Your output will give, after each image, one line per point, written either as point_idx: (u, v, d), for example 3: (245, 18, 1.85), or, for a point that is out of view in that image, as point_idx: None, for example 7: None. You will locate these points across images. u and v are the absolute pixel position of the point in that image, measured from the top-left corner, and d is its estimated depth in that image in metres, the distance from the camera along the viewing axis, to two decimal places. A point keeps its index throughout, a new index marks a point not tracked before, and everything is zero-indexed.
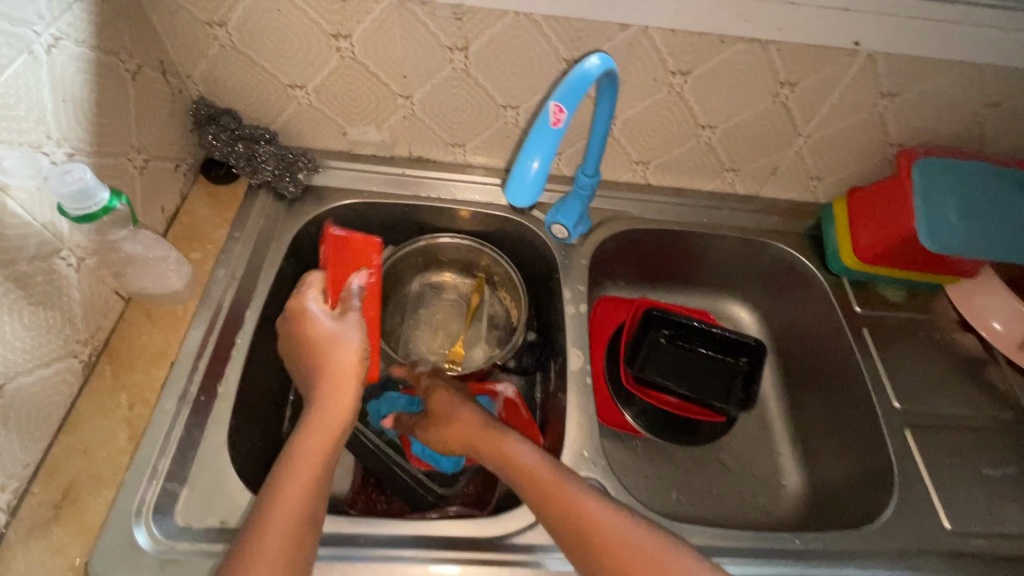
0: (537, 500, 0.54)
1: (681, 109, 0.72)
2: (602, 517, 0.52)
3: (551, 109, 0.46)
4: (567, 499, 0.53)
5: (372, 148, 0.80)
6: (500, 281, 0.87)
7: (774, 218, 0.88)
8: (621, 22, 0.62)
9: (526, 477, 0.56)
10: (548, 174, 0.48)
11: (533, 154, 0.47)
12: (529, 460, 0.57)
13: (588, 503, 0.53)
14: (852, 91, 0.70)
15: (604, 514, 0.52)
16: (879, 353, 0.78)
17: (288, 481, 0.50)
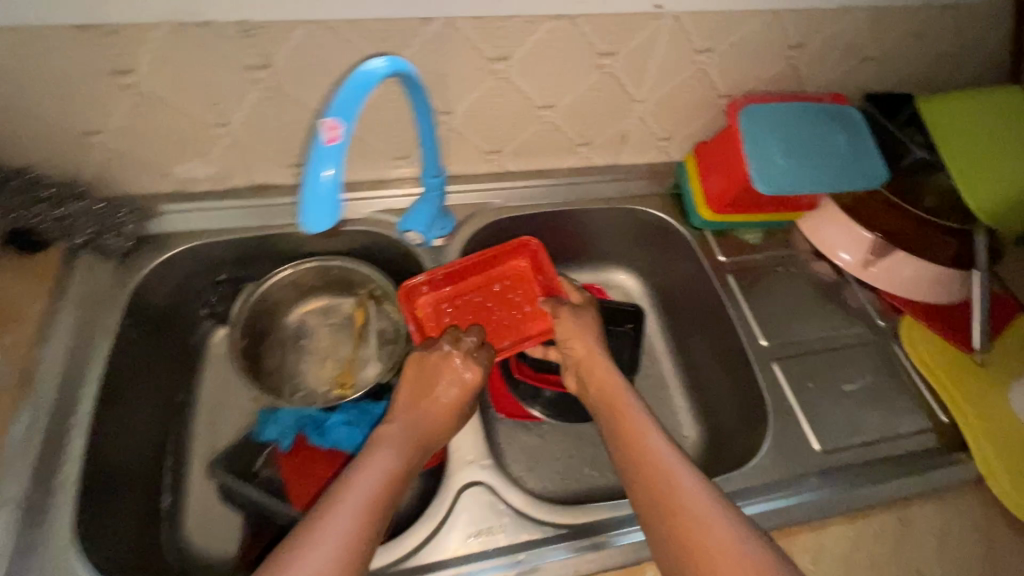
0: (651, 479, 0.55)
1: (514, 93, 0.72)
2: (664, 447, 0.57)
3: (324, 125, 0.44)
4: (630, 425, 0.60)
5: (206, 184, 0.75)
6: (382, 296, 0.84)
7: (636, 184, 0.90)
8: (421, 16, 0.60)
9: (657, 453, 0.57)
10: (342, 185, 0.45)
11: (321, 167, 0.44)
12: (657, 439, 0.58)
13: (652, 437, 0.59)
14: (670, 52, 0.72)
15: (669, 454, 0.57)
16: (744, 296, 0.82)
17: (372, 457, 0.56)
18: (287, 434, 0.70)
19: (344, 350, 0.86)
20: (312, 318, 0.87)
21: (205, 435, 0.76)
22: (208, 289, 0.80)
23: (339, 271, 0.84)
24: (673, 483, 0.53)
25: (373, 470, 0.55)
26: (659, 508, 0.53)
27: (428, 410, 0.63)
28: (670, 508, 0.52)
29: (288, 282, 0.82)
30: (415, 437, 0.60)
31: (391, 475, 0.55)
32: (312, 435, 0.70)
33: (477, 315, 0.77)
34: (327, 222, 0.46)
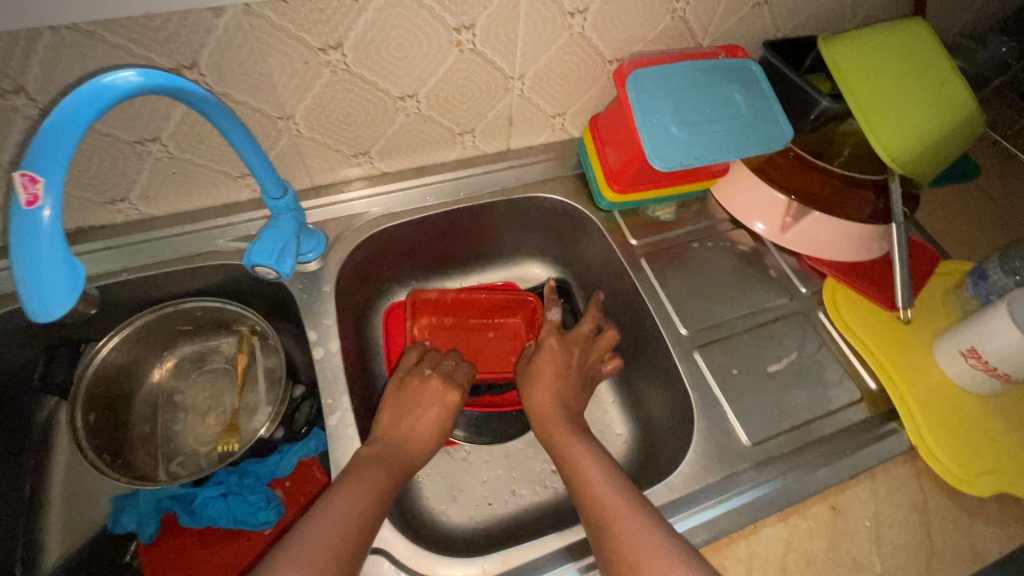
0: (598, 512, 0.52)
1: (362, 86, 0.61)
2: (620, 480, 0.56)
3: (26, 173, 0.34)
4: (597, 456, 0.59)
5: (6, 237, 0.62)
6: (262, 332, 0.74)
7: (534, 169, 0.80)
8: (208, 6, 0.48)
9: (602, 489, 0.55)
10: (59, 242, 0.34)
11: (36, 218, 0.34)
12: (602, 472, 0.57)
13: (594, 468, 0.57)
14: (538, 18, 0.62)
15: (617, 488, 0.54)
16: (659, 280, 0.75)
17: (360, 480, 0.55)
18: (151, 521, 0.61)
19: (229, 400, 0.75)
20: (188, 367, 0.76)
21: (65, 525, 0.66)
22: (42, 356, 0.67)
23: (205, 313, 0.73)
24: (614, 508, 0.52)
25: (328, 512, 0.50)
26: (605, 529, 0.51)
27: (410, 431, 0.63)
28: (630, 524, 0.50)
29: (146, 333, 0.71)
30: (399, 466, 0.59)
31: (365, 504, 0.52)
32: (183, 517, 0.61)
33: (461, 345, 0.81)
34: (65, 293, 0.35)
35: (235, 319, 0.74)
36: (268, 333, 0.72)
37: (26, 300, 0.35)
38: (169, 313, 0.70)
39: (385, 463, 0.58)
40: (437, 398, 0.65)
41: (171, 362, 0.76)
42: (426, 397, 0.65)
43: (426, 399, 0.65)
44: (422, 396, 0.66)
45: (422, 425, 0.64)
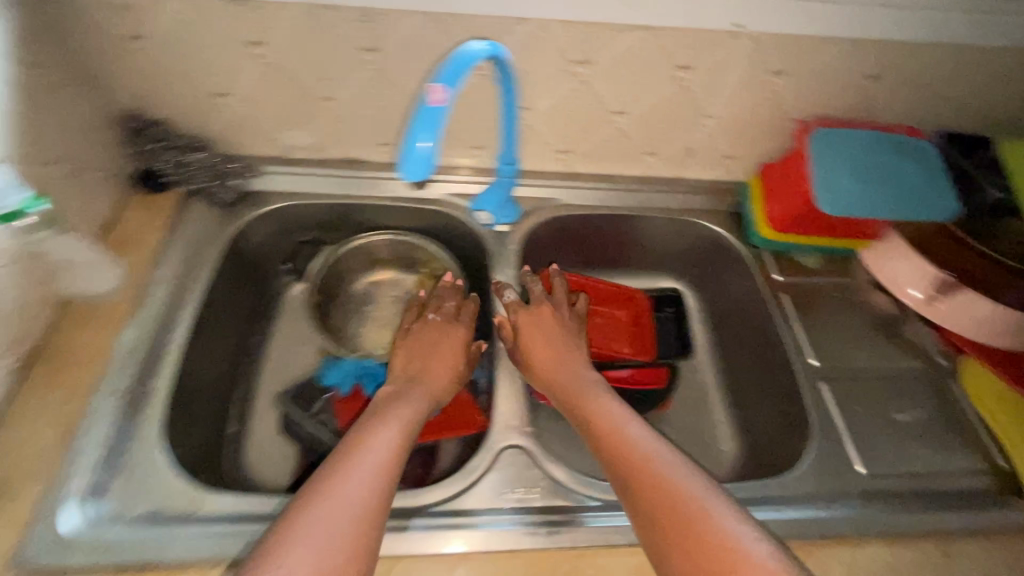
0: (619, 461, 0.55)
1: (592, 97, 0.77)
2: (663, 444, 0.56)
3: (433, 89, 0.49)
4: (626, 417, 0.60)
5: (304, 152, 0.84)
6: (442, 274, 0.89)
7: (696, 198, 0.92)
8: (516, 16, 0.67)
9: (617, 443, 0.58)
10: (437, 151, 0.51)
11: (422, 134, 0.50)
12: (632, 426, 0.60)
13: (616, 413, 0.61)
14: (745, 71, 0.75)
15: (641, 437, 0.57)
16: (797, 315, 0.82)
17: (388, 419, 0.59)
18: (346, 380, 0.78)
19: (401, 322, 0.90)
20: (376, 289, 0.93)
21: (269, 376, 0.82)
22: (293, 247, 0.87)
23: (406, 247, 0.89)
24: (640, 458, 0.54)
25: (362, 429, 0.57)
26: (642, 494, 0.52)
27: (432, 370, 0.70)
28: (667, 500, 0.50)
29: (360, 252, 0.89)
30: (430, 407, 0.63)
31: None
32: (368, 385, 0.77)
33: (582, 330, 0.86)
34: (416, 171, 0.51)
35: (425, 259, 0.90)
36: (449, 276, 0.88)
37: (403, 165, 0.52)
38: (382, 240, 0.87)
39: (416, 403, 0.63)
40: (458, 341, 0.75)
41: (365, 282, 0.93)
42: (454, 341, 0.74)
43: (448, 340, 0.74)
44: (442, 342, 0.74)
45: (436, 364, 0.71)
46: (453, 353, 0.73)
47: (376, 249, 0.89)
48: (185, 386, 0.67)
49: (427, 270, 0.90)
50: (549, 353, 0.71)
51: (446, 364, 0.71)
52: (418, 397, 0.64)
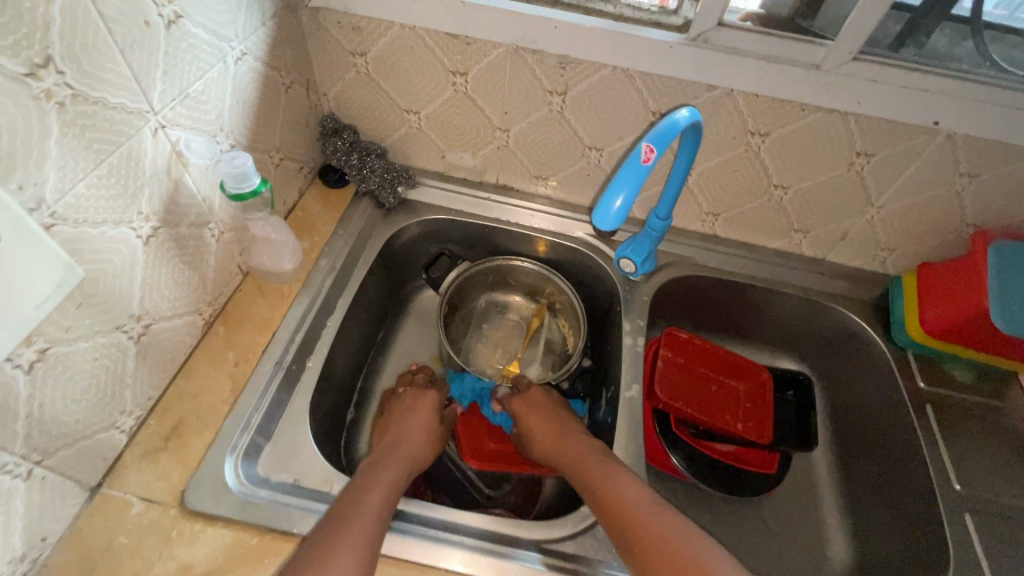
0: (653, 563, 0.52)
1: (757, 167, 0.77)
2: (681, 529, 0.54)
3: (643, 148, 0.54)
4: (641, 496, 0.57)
5: (464, 172, 0.89)
6: (561, 308, 0.91)
7: (838, 283, 0.89)
8: (709, 83, 0.68)
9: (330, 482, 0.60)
10: (629, 209, 0.56)
11: (618, 192, 0.56)
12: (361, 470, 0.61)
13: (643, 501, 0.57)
14: (929, 168, 0.72)
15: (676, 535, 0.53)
16: (942, 432, 0.76)
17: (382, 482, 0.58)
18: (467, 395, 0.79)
19: (514, 347, 0.91)
20: (494, 310, 0.94)
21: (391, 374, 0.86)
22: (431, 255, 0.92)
23: (533, 277, 0.91)
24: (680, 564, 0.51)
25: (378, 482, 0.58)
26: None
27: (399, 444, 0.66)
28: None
29: (489, 272, 0.91)
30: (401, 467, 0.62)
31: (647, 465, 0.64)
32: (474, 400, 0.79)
33: (695, 394, 0.84)
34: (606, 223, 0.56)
35: (548, 292, 0.92)
36: (574, 317, 0.89)
37: (594, 218, 0.57)
38: (515, 266, 0.90)
39: (394, 467, 0.62)
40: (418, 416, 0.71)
41: (483, 302, 0.95)
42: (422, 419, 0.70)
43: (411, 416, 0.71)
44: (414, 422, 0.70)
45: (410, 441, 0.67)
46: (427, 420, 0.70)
47: (505, 274, 0.92)
48: (329, 369, 0.72)
49: (546, 303, 0.92)
50: (546, 433, 0.69)
51: (415, 436, 0.68)
52: (397, 459, 0.63)
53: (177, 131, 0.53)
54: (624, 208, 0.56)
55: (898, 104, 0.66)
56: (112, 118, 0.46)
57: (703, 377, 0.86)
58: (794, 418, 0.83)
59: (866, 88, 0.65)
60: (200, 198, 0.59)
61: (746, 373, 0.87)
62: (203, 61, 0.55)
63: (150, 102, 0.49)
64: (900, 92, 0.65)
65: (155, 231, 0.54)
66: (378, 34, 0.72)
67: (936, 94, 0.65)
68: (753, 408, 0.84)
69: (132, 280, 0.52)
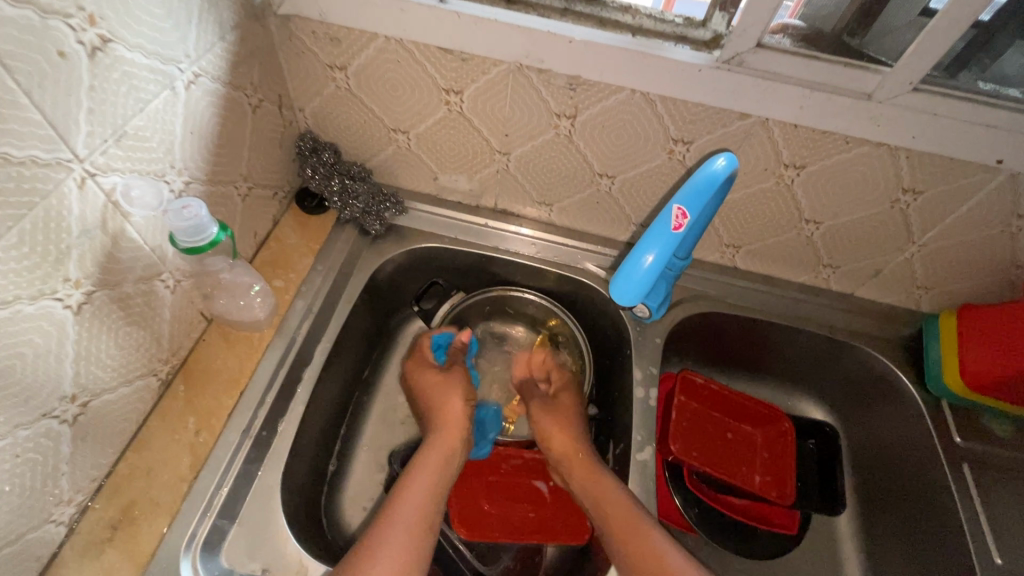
0: None
1: (787, 200, 0.69)
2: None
3: (671, 215, 0.48)
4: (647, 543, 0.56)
5: (458, 195, 0.80)
6: (564, 341, 0.83)
7: (868, 322, 0.81)
8: (740, 111, 0.59)
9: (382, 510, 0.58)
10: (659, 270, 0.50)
11: (649, 249, 0.50)
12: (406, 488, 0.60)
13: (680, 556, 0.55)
14: (985, 207, 0.64)
15: None
16: (982, 496, 0.69)
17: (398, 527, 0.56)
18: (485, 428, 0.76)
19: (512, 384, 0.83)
20: (491, 343, 0.86)
21: (375, 422, 0.77)
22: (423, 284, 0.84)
23: (534, 308, 0.83)
24: None
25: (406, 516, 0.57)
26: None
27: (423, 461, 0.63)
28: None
29: (485, 302, 0.83)
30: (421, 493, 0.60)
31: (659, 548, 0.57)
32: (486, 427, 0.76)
33: (708, 441, 0.78)
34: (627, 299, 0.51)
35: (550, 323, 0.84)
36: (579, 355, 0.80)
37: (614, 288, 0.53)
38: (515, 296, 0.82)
39: (415, 495, 0.60)
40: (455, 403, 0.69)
41: (479, 333, 0.86)
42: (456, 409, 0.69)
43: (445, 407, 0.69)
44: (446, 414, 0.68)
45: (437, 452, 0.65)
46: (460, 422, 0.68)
47: (504, 304, 0.83)
48: (306, 428, 0.65)
49: (548, 335, 0.84)
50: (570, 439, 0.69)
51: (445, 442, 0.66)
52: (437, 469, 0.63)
53: (113, 177, 0.45)
54: (656, 266, 0.50)
55: (956, 139, 0.57)
56: (21, 176, 0.37)
57: (717, 423, 0.80)
58: (809, 468, 0.78)
59: (923, 121, 0.56)
60: (148, 248, 0.50)
61: (764, 420, 0.79)
62: (144, 91, 0.46)
63: (73, 149, 0.40)
64: (961, 127, 0.56)
65: (90, 297, 0.45)
66: (359, 47, 0.62)
67: (1005, 130, 0.56)
68: (771, 460, 0.77)
69: (62, 358, 0.44)
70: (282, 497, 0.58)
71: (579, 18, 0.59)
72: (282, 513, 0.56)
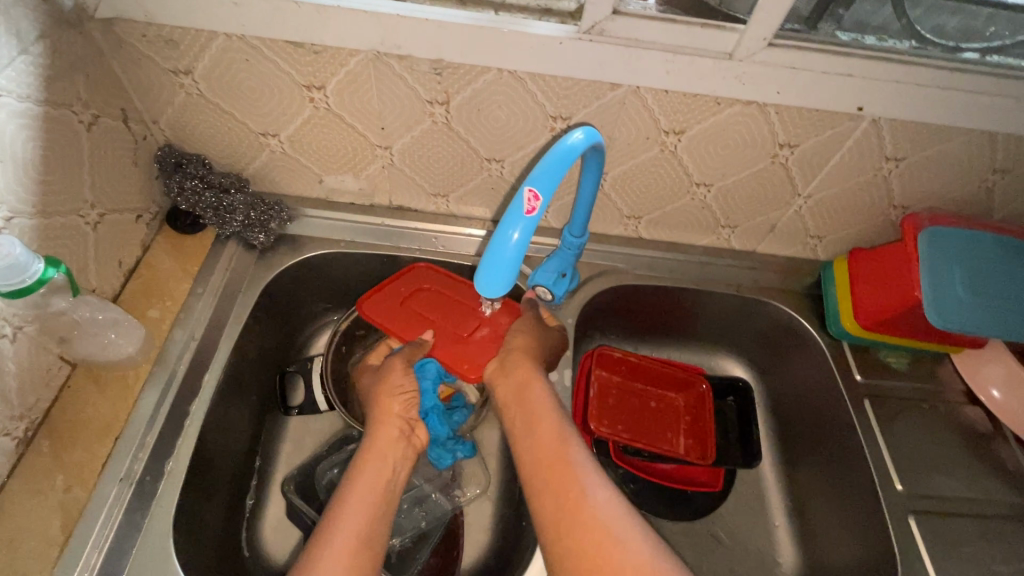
0: None
1: (675, 166, 0.69)
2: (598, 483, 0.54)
3: (526, 195, 0.44)
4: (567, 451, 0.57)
5: (350, 197, 0.76)
6: None
7: (771, 276, 0.83)
8: (610, 82, 0.58)
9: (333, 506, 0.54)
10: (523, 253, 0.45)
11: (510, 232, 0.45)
12: (359, 481, 0.56)
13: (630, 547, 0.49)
14: (856, 153, 0.66)
15: None
16: (882, 428, 0.73)
17: (336, 549, 0.50)
18: (428, 397, 0.67)
19: None
20: None
21: (288, 445, 0.73)
22: (294, 318, 0.78)
23: None
24: None
25: (347, 510, 0.53)
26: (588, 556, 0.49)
27: (349, 491, 0.55)
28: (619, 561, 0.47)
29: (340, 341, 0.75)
30: (374, 475, 0.57)
31: None
32: (435, 423, 0.69)
33: (630, 413, 0.79)
34: (496, 292, 0.47)
35: None
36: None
37: (479, 280, 0.47)
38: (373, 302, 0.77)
39: (363, 485, 0.56)
40: (393, 392, 0.64)
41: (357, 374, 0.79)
42: (385, 429, 0.62)
43: (392, 390, 0.64)
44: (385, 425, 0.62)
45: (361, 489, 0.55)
46: (384, 443, 0.60)
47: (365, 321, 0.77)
48: (203, 464, 0.60)
49: None
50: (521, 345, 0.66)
51: (367, 469, 0.57)
52: (378, 463, 0.58)
53: None
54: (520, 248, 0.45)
55: (817, 91, 0.59)
56: None
57: (635, 393, 0.81)
58: (724, 419, 0.80)
59: (784, 76, 0.57)
60: None
61: (681, 381, 0.81)
62: None
63: None
64: (820, 79, 0.57)
65: None
66: (200, 47, 0.57)
67: (860, 78, 0.58)
68: (692, 419, 0.79)
69: None
70: (178, 543, 0.54)
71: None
72: (177, 560, 0.53)
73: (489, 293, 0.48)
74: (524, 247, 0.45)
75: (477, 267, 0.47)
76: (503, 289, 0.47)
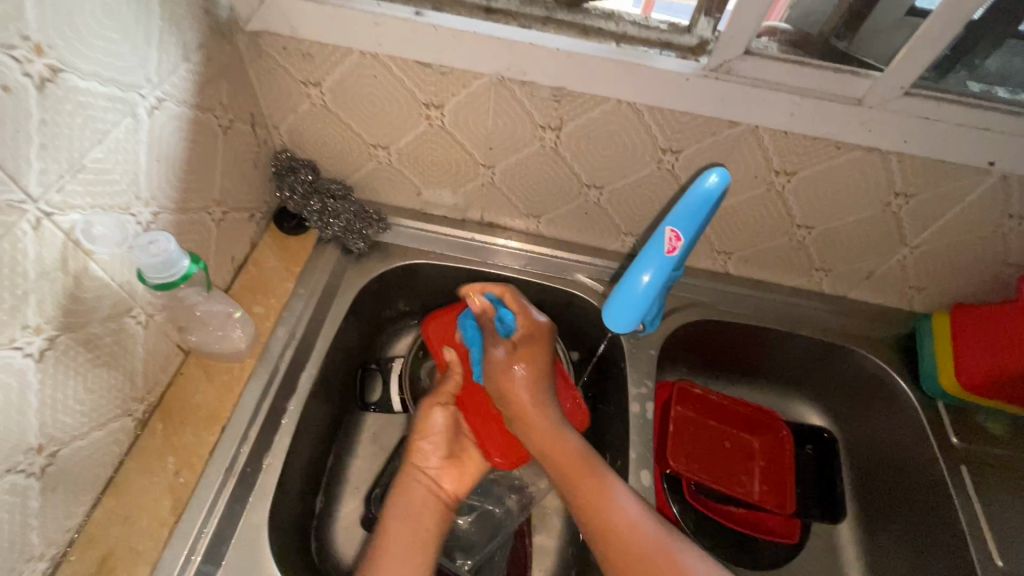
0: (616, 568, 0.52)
1: (778, 207, 0.68)
2: (571, 445, 0.58)
3: (668, 235, 0.53)
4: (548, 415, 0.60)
5: (443, 210, 0.78)
6: None
7: (862, 324, 0.80)
8: (730, 120, 0.58)
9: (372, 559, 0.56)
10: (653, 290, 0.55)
11: (643, 270, 0.55)
12: (395, 532, 0.57)
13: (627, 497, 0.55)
14: (976, 207, 0.63)
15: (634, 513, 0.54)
16: (981, 498, 0.68)
17: None
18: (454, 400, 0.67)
19: None
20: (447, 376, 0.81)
21: (365, 447, 0.74)
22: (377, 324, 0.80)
23: None
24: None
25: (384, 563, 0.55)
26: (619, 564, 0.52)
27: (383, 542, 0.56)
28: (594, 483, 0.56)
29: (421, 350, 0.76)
30: (405, 519, 0.58)
31: None
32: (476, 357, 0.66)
33: (705, 451, 0.77)
34: (621, 326, 0.58)
35: None
36: None
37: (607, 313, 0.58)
38: None
39: (392, 537, 0.57)
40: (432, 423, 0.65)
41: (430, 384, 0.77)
42: (410, 484, 0.62)
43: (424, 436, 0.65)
44: (409, 484, 0.63)
45: (399, 527, 0.58)
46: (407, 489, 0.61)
47: None
48: (294, 460, 0.62)
49: None
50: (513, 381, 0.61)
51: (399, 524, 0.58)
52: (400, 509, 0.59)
53: (72, 216, 0.42)
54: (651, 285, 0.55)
55: (946, 143, 0.57)
56: None
57: (708, 430, 0.79)
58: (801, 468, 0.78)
59: (914, 125, 0.55)
60: (114, 285, 0.48)
61: (756, 424, 0.79)
62: (101, 121, 0.43)
63: (25, 188, 0.38)
64: (952, 130, 0.55)
65: (53, 342, 0.43)
66: (334, 62, 0.60)
67: (997, 134, 0.55)
68: (769, 465, 0.77)
69: (26, 409, 0.42)
70: (271, 536, 0.56)
71: (561, 26, 0.57)
72: (270, 554, 0.54)
73: (615, 326, 0.58)
74: (651, 288, 0.55)
75: (607, 302, 0.58)
76: (624, 323, 0.57)
